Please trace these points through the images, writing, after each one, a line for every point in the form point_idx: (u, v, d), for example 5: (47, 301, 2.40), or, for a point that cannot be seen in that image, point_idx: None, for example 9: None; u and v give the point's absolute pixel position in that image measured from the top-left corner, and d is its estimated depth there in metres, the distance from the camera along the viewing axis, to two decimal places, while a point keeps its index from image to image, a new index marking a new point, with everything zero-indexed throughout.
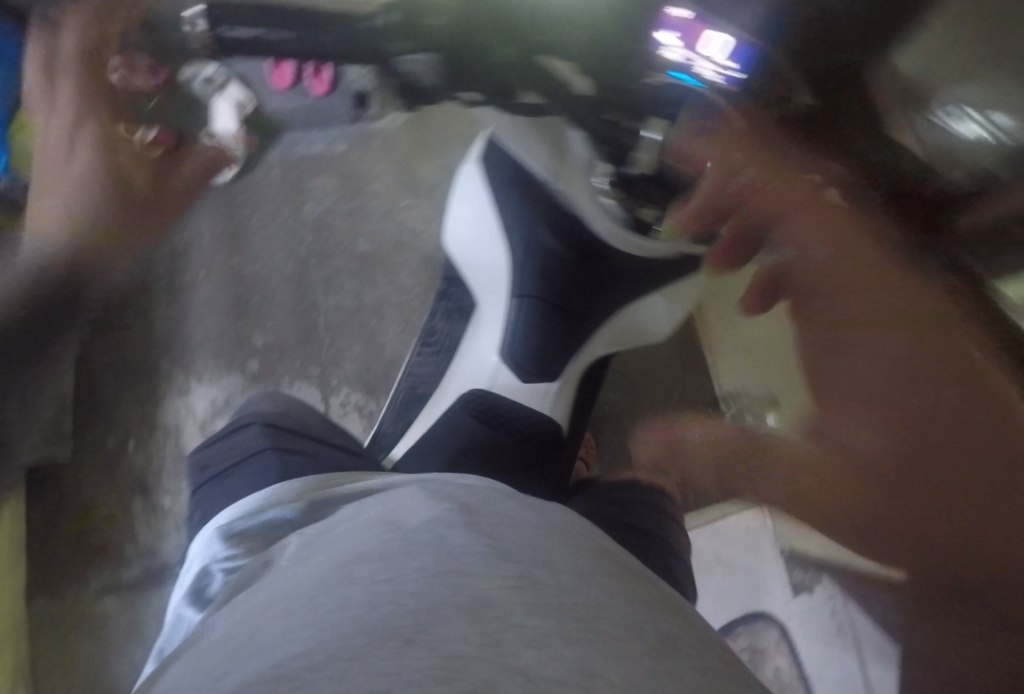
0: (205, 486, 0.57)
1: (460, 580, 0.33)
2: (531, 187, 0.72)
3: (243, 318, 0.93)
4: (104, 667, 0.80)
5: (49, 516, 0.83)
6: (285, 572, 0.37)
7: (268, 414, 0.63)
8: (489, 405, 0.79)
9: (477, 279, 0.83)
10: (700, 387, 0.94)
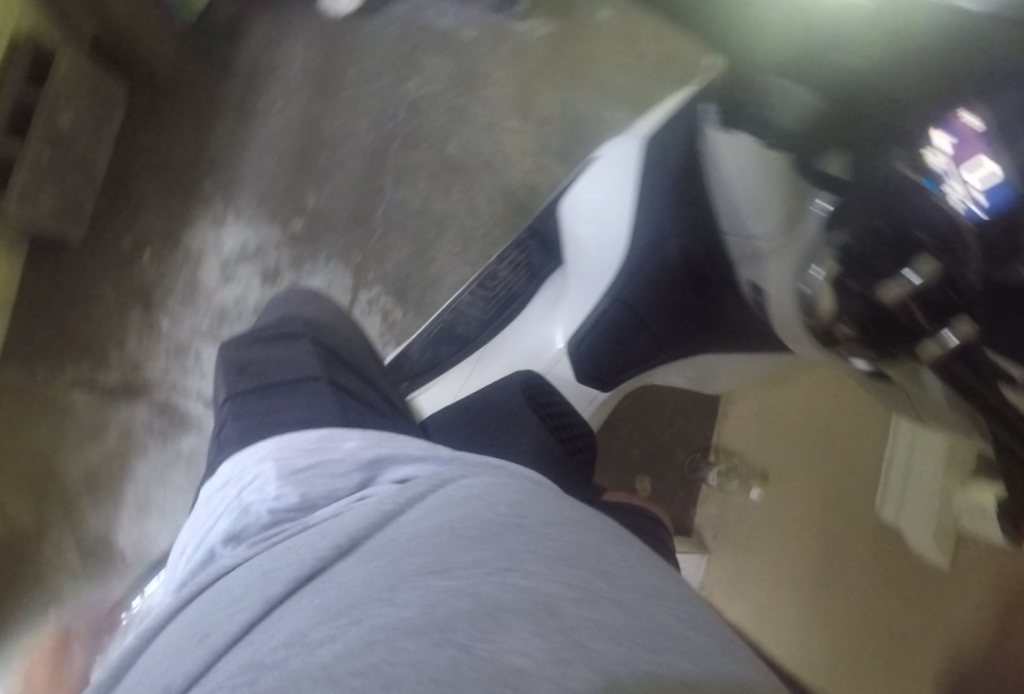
0: (248, 394, 0.60)
1: (505, 579, 0.33)
2: (688, 201, 0.67)
3: (303, 172, 0.86)
4: (54, 458, 0.78)
5: (42, 291, 0.79)
6: (330, 518, 0.38)
7: (319, 335, 0.66)
8: (543, 395, 0.84)
9: (572, 261, 0.81)
10: (699, 431, 1.02)
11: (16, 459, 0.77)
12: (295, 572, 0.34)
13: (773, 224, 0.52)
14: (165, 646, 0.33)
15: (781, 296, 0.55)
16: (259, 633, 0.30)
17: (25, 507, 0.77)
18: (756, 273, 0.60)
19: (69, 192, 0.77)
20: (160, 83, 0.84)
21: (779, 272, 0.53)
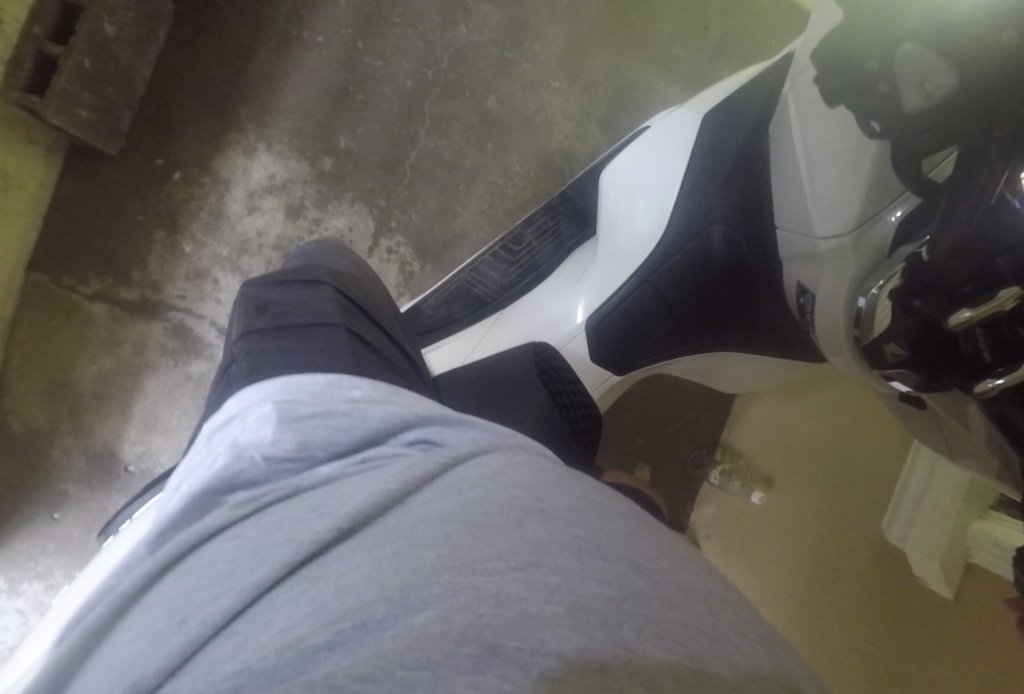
0: (265, 335, 0.58)
1: (523, 577, 0.33)
2: (738, 192, 0.71)
3: (339, 110, 0.85)
4: (71, 364, 0.80)
5: (76, 198, 0.80)
6: (329, 495, 0.37)
7: (342, 285, 0.66)
8: (554, 368, 0.82)
9: (610, 238, 0.82)
10: (707, 426, 1.00)
11: (35, 361, 0.80)
12: (287, 556, 0.34)
13: (835, 229, 0.56)
14: (148, 616, 0.33)
15: (830, 299, 0.59)
16: (247, 624, 0.31)
17: (40, 407, 0.80)
18: (801, 277, 0.64)
19: (108, 103, 0.77)
20: (207, 0, 0.82)
21: (831, 275, 0.58)
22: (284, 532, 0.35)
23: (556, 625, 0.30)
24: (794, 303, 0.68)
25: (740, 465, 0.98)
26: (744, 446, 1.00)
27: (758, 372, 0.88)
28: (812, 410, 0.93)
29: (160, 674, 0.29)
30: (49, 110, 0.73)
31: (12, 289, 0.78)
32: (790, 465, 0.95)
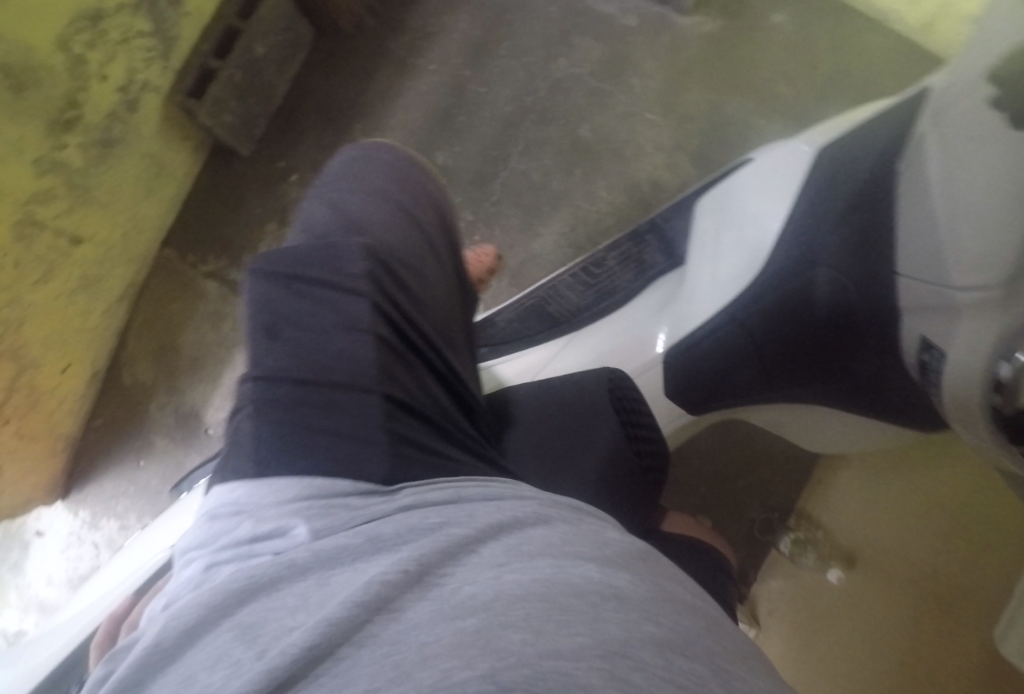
0: (270, 387, 0.48)
1: (610, 670, 0.32)
2: (852, 234, 0.64)
3: (441, 129, 0.92)
4: (180, 332, 0.91)
5: (211, 191, 0.93)
6: (393, 551, 0.39)
7: (382, 298, 0.55)
8: (628, 399, 0.78)
9: (702, 268, 0.81)
10: (787, 485, 0.88)
11: (152, 326, 0.91)
12: (359, 595, 0.35)
13: (982, 281, 0.48)
14: (216, 653, 0.33)
15: (965, 361, 0.51)
16: (331, 675, 0.32)
17: (148, 365, 0.90)
18: (928, 332, 0.57)
19: (248, 112, 0.89)
20: (344, 31, 0.94)
21: (974, 331, 0.50)
22: (351, 581, 0.37)
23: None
24: (913, 360, 0.61)
25: (822, 539, 0.83)
26: (834, 520, 0.85)
27: (849, 436, 0.80)
28: (921, 501, 0.80)
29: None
30: (202, 111, 0.84)
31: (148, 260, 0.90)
32: (887, 568, 0.80)
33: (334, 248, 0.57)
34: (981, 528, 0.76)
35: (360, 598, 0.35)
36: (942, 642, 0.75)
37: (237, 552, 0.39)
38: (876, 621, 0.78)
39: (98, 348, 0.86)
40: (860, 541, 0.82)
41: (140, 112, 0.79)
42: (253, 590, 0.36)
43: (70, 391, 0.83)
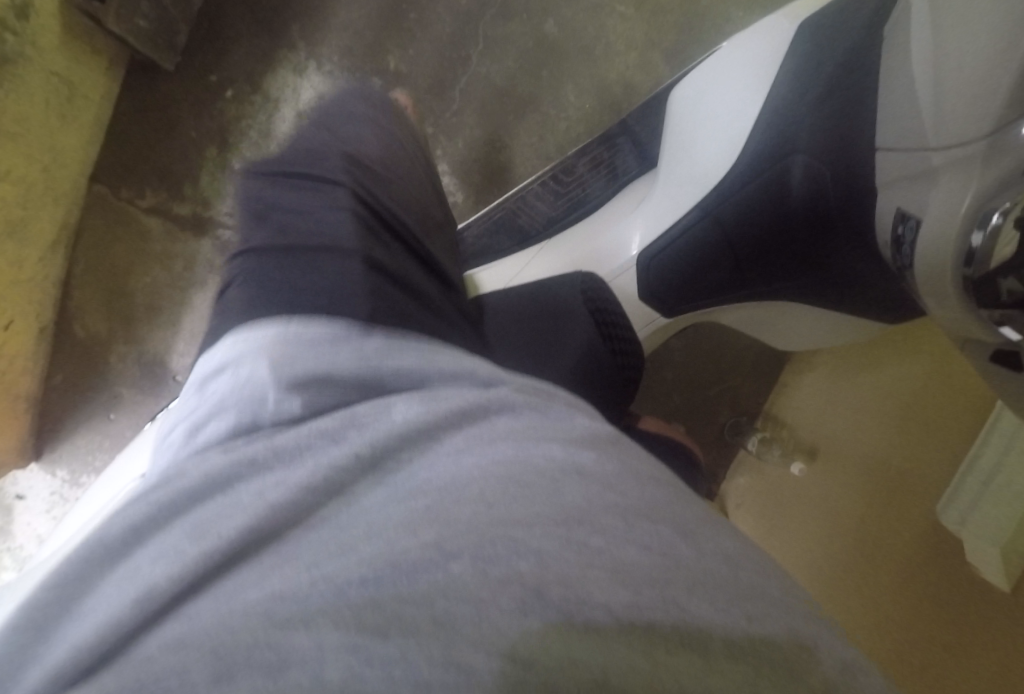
0: (255, 251, 0.49)
1: (565, 538, 0.32)
2: (828, 116, 0.65)
3: (391, 30, 0.82)
4: (127, 276, 0.84)
5: (135, 115, 0.83)
6: (349, 425, 0.38)
7: (363, 190, 0.56)
8: (597, 300, 0.79)
9: (673, 167, 0.79)
10: (750, 390, 0.94)
11: (96, 271, 0.84)
12: (305, 481, 0.34)
13: (971, 130, 0.45)
14: (162, 541, 0.33)
15: (939, 225, 0.49)
16: (270, 557, 0.32)
17: (98, 313, 0.84)
18: (906, 202, 0.55)
19: (164, 16, 0.78)
20: None
21: (947, 195, 0.48)
22: (302, 466, 0.35)
23: (603, 583, 0.31)
24: (887, 240, 0.59)
25: (783, 435, 0.89)
26: (792, 412, 0.91)
27: (813, 331, 0.84)
28: (881, 383, 0.79)
29: (169, 586, 0.30)
30: (109, 18, 0.73)
31: (77, 197, 0.81)
32: (842, 442, 0.81)
33: (315, 146, 0.59)
34: (935, 402, 0.71)
35: (309, 484, 0.34)
36: (888, 513, 0.72)
37: (212, 421, 0.38)
38: (838, 478, 0.80)
39: (41, 299, 0.80)
40: (819, 425, 0.86)
41: (36, 20, 0.68)
42: (206, 473, 0.35)
43: (19, 348, 0.78)
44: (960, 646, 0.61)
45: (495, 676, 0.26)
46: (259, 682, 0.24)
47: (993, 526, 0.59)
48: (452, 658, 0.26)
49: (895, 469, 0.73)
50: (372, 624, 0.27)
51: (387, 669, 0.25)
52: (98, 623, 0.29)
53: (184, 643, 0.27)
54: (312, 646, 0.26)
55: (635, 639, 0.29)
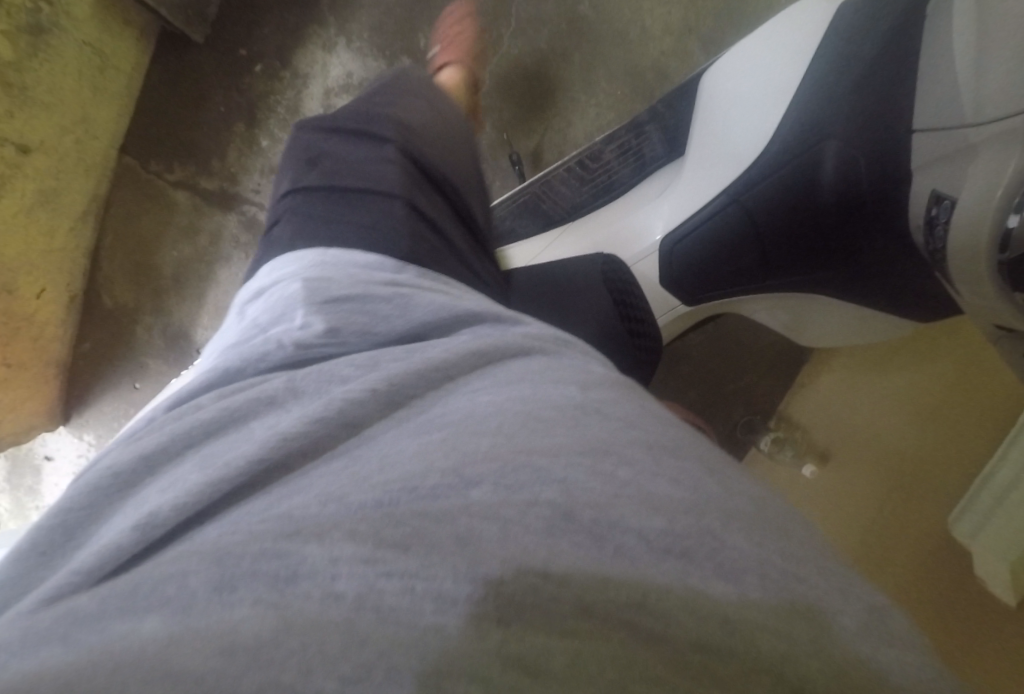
0: (315, 195, 0.58)
1: (590, 465, 0.34)
2: (863, 105, 0.64)
3: (422, 9, 0.81)
4: (154, 248, 0.85)
5: (163, 87, 0.82)
6: (369, 361, 0.42)
7: (410, 145, 0.62)
8: (618, 281, 0.77)
9: (701, 154, 0.78)
10: (769, 390, 0.90)
11: (124, 244, 0.85)
12: (320, 413, 0.37)
13: (1004, 110, 0.47)
14: (178, 471, 0.36)
15: (976, 204, 0.49)
16: (280, 486, 0.35)
17: (125, 285, 0.85)
18: (940, 183, 0.55)
19: None
20: None
21: (988, 170, 0.48)
22: (317, 395, 0.39)
23: (637, 510, 0.32)
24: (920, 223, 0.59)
25: (797, 434, 0.87)
26: (810, 414, 0.88)
27: (843, 325, 0.80)
28: (909, 377, 0.81)
29: (175, 516, 0.33)
30: None
31: (107, 170, 0.82)
32: (862, 438, 0.82)
33: (368, 106, 0.64)
34: (960, 395, 0.76)
35: (321, 417, 0.37)
36: (912, 506, 0.77)
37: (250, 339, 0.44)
38: (849, 472, 0.82)
39: (70, 269, 0.82)
40: (836, 418, 0.85)
41: None
42: (224, 398, 0.40)
43: (50, 316, 0.81)
44: (970, 621, 0.71)
45: (528, 588, 0.28)
46: (266, 593, 0.27)
47: (1006, 544, 0.67)
48: (478, 572, 0.28)
49: (912, 455, 0.78)
50: (392, 537, 0.29)
51: (404, 582, 0.27)
52: (107, 547, 0.32)
53: (220, 581, 0.27)
54: (326, 557, 0.28)
55: (668, 569, 0.30)
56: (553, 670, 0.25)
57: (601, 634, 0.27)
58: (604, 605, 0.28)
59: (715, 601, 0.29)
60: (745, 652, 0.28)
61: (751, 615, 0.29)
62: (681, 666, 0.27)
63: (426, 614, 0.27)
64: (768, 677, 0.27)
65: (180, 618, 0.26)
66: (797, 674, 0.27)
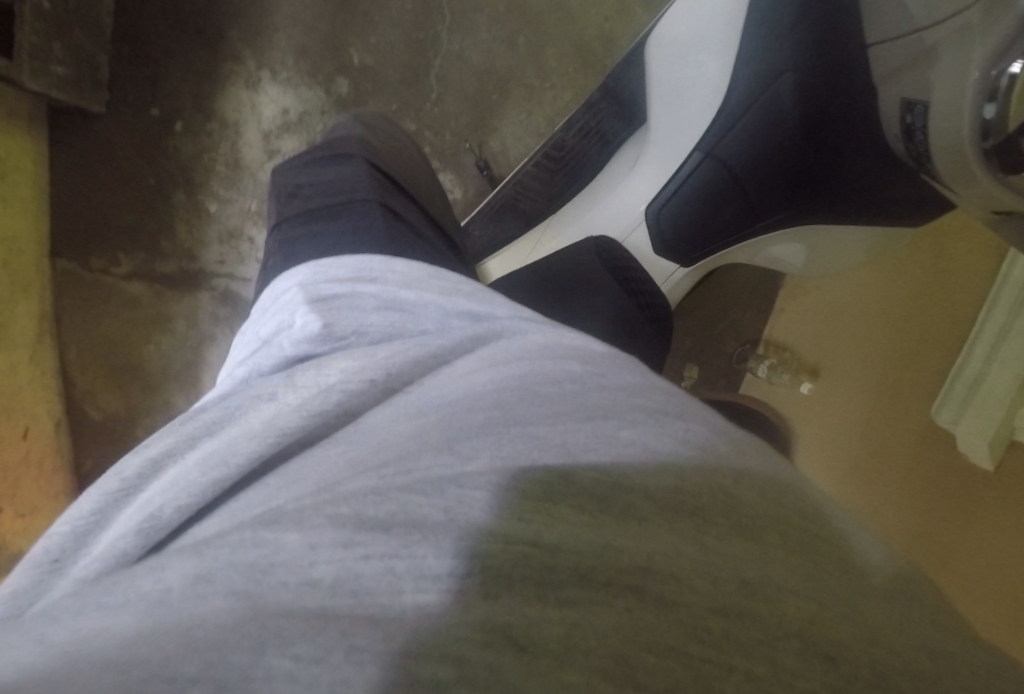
0: (297, 220, 0.57)
1: (592, 426, 0.31)
2: (817, 23, 0.57)
3: (344, 22, 0.74)
4: (128, 349, 0.77)
5: (76, 172, 0.73)
6: (367, 352, 0.37)
7: (377, 160, 0.62)
8: (619, 263, 0.71)
9: (664, 113, 0.70)
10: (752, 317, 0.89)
11: (94, 354, 0.77)
12: (317, 405, 0.34)
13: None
14: (181, 473, 0.33)
15: (945, 113, 0.45)
16: (277, 477, 0.31)
17: (111, 392, 0.78)
18: (909, 89, 0.51)
19: (80, 50, 0.68)
20: None
21: (952, 71, 0.44)
22: (316, 382, 0.35)
23: (633, 455, 0.29)
24: (896, 135, 0.55)
25: (787, 356, 0.86)
26: (790, 335, 0.87)
27: (850, 246, 0.71)
28: (881, 280, 0.80)
29: (179, 518, 0.30)
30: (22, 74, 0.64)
31: (47, 283, 0.74)
32: (844, 345, 0.81)
33: (340, 133, 0.66)
34: (931, 285, 0.75)
35: (317, 409, 0.33)
36: (896, 401, 0.76)
37: (259, 351, 0.40)
38: (842, 383, 0.81)
39: (45, 396, 0.74)
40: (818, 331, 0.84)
41: None
42: (226, 404, 0.36)
43: (44, 449, 0.73)
44: (977, 497, 0.69)
45: (517, 558, 0.24)
46: (240, 582, 0.23)
47: (987, 415, 0.68)
48: (468, 549, 0.24)
49: (892, 355, 0.77)
50: (374, 520, 0.25)
51: (383, 563, 0.23)
52: (109, 552, 0.29)
53: (201, 573, 0.24)
54: (303, 543, 0.24)
55: (677, 529, 0.26)
56: (543, 641, 0.21)
57: (601, 599, 0.23)
58: (605, 571, 0.23)
59: (732, 559, 0.25)
60: (768, 612, 0.23)
61: (770, 569, 0.24)
62: (695, 635, 0.22)
63: (404, 593, 0.23)
64: (818, 655, 0.21)
65: (153, 611, 0.23)
66: (827, 638, 0.22)
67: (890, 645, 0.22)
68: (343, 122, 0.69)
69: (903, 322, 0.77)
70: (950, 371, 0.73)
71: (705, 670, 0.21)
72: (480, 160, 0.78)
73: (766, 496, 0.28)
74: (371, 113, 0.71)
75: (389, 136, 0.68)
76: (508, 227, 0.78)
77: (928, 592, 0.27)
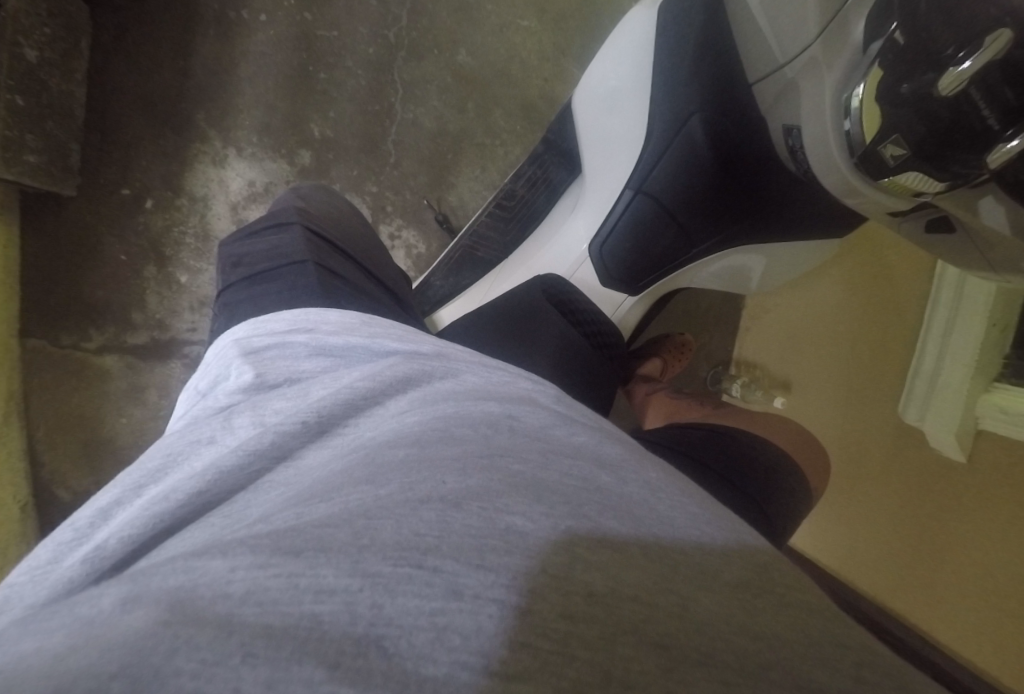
0: (237, 288, 0.58)
1: (490, 460, 0.32)
2: (710, 70, 0.62)
3: (305, 100, 0.80)
4: (99, 424, 0.77)
5: (49, 253, 0.75)
6: (301, 391, 0.37)
7: (312, 224, 0.64)
8: (564, 299, 0.74)
9: (593, 161, 0.74)
10: (718, 341, 0.94)
11: (63, 431, 0.77)
12: (254, 444, 0.33)
13: (803, 41, 0.51)
14: (121, 513, 0.31)
15: (814, 136, 0.53)
16: (222, 515, 0.31)
17: (81, 470, 0.77)
18: (787, 118, 0.57)
19: (51, 139, 0.71)
20: (129, 9, 0.76)
21: (814, 100, 0.51)
22: (252, 423, 0.34)
23: (519, 495, 0.31)
24: (785, 153, 0.61)
25: (759, 375, 0.91)
26: (758, 352, 0.92)
27: (787, 266, 0.77)
28: (831, 291, 0.84)
29: (123, 548, 0.30)
30: None
31: (15, 362, 0.74)
32: (807, 361, 0.86)
33: (280, 204, 0.68)
34: (880, 294, 0.78)
35: (254, 449, 0.33)
36: (867, 407, 0.78)
37: (196, 404, 0.39)
38: (810, 398, 0.85)
39: (11, 477, 0.73)
40: (781, 347, 0.89)
41: None
42: (168, 447, 0.35)
43: (8, 536, 0.71)
44: (942, 499, 0.69)
45: (401, 577, 0.25)
46: (165, 595, 0.24)
47: (950, 413, 0.68)
48: (363, 568, 0.25)
49: (848, 365, 0.81)
50: (289, 544, 0.26)
51: (290, 579, 0.24)
52: (54, 583, 0.29)
53: (133, 595, 0.25)
54: (224, 567, 0.25)
55: (567, 550, 0.29)
56: (399, 649, 0.23)
57: (469, 607, 0.25)
58: (474, 584, 0.26)
59: (590, 570, 0.28)
60: (610, 617, 0.27)
61: (625, 578, 0.28)
62: (545, 631, 0.25)
63: (304, 603, 0.24)
64: (650, 644, 0.26)
65: (82, 629, 0.23)
66: (662, 630, 0.26)
67: (711, 662, 0.26)
68: (300, 187, 0.73)
69: (853, 334, 0.81)
70: (910, 379, 0.74)
71: (553, 660, 0.25)
72: (440, 215, 0.83)
73: (635, 529, 0.31)
74: (306, 188, 0.73)
75: (327, 204, 0.70)
76: (464, 282, 0.81)
77: (782, 583, 0.31)
